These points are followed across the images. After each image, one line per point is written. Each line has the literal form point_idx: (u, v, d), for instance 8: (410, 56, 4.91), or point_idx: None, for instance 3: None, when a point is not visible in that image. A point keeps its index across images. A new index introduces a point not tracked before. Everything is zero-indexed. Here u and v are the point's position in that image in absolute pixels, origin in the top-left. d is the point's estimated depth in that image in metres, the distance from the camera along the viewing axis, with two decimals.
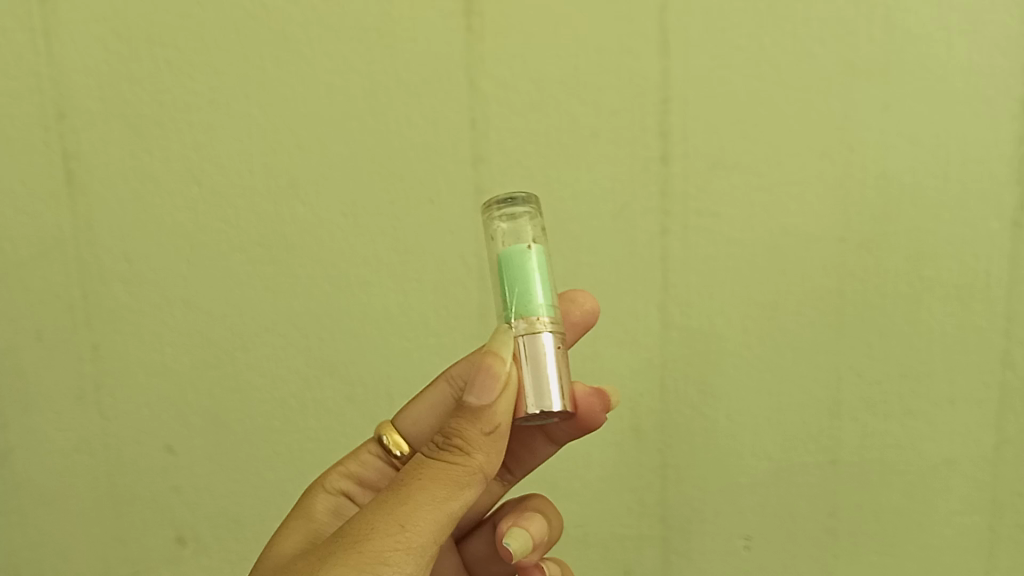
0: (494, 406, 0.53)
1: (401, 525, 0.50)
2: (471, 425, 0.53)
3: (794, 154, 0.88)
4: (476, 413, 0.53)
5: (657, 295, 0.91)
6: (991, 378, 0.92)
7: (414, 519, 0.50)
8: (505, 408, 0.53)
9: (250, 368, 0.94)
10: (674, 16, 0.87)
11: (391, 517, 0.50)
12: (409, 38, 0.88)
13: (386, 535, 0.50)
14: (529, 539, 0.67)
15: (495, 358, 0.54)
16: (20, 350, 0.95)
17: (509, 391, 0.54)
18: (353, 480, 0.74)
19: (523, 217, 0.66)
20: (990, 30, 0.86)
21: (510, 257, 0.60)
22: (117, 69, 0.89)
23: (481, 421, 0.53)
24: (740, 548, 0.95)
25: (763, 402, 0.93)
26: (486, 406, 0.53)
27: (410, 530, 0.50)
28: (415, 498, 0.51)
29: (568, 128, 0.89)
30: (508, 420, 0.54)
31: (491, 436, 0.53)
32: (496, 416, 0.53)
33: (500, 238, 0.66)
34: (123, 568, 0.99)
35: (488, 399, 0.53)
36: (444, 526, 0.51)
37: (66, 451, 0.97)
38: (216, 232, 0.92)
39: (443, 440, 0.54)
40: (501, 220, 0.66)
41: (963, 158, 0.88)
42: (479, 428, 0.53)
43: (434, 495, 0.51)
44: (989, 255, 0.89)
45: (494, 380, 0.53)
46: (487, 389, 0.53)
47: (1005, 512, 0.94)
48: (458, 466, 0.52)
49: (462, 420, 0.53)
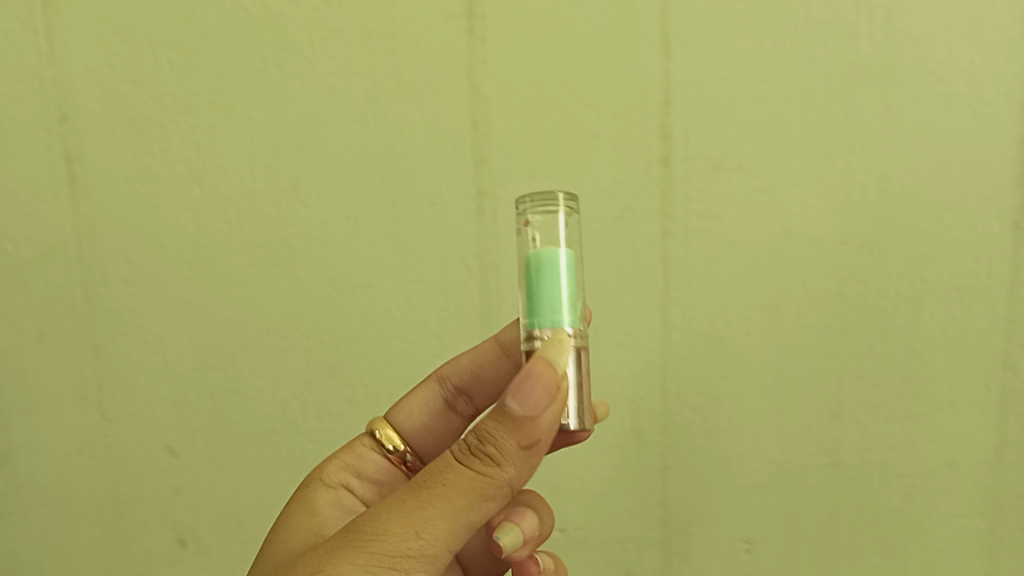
0: (537, 419, 0.51)
1: (417, 532, 0.49)
2: (509, 435, 0.51)
3: (796, 156, 0.88)
4: (517, 424, 0.51)
5: (658, 297, 0.91)
6: (991, 380, 0.92)
7: (431, 528, 0.49)
8: (548, 424, 0.51)
9: (251, 369, 0.94)
10: (675, 18, 0.87)
11: (407, 522, 0.49)
12: (410, 40, 0.88)
13: (399, 540, 0.49)
14: (519, 535, 0.66)
15: (546, 368, 0.51)
16: (22, 351, 0.95)
17: (555, 405, 0.51)
18: (352, 472, 0.74)
19: (558, 214, 0.62)
20: (991, 32, 0.86)
21: (548, 260, 0.59)
22: (120, 71, 0.90)
23: (521, 434, 0.51)
24: (740, 550, 0.95)
25: (764, 404, 0.93)
26: (529, 418, 0.50)
27: (425, 537, 0.49)
28: (436, 506, 0.50)
29: (569, 130, 0.89)
30: (547, 436, 0.52)
31: (526, 449, 0.51)
32: (536, 431, 0.51)
33: (531, 230, 0.63)
34: (124, 569, 0.99)
35: (532, 411, 0.50)
36: (460, 536, 0.51)
37: (68, 452, 0.97)
38: (217, 233, 0.92)
39: (476, 445, 0.51)
40: (536, 213, 0.63)
41: (965, 160, 0.88)
42: (517, 441, 0.51)
43: (456, 505, 0.50)
44: (990, 258, 0.89)
45: (542, 394, 0.50)
46: (531, 400, 0.50)
47: (1005, 514, 0.94)
48: (487, 478, 0.50)
49: (501, 428, 0.51)
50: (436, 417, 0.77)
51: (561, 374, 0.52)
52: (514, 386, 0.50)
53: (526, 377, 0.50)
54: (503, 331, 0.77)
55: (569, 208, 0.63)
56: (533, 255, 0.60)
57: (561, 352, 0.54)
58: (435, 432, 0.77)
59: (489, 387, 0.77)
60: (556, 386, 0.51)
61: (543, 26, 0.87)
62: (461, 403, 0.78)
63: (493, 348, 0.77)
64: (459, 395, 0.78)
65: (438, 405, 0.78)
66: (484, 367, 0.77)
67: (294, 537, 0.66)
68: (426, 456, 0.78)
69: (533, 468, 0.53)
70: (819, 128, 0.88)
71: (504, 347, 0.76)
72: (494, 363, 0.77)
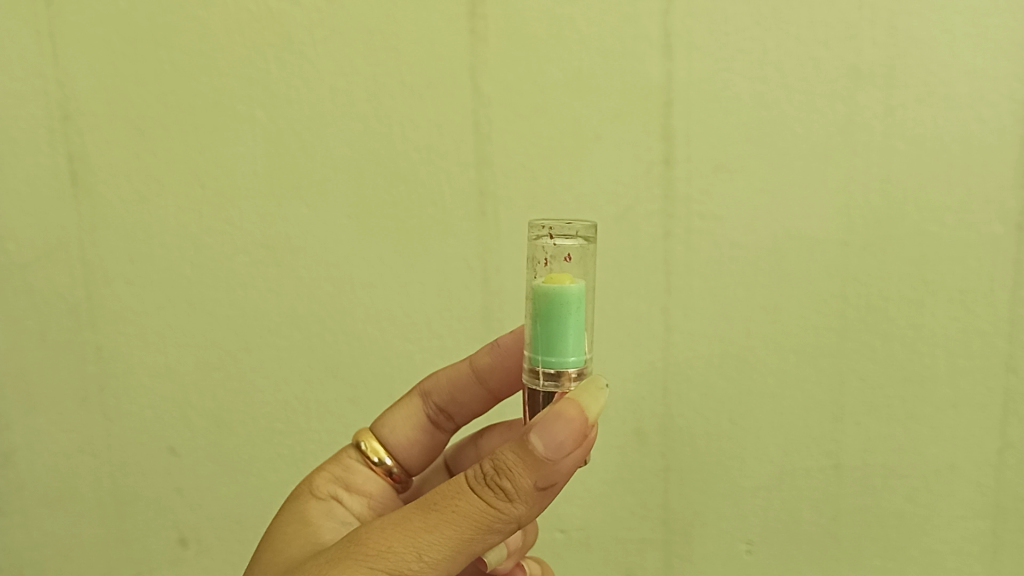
0: (559, 462, 0.50)
1: (419, 554, 0.49)
2: (527, 473, 0.50)
3: (798, 158, 0.88)
4: (538, 463, 0.50)
5: (660, 298, 0.91)
6: (994, 383, 0.92)
7: (433, 552, 0.49)
8: (568, 469, 0.50)
9: (253, 369, 0.94)
10: (677, 19, 0.86)
11: (411, 543, 0.49)
12: (412, 41, 0.88)
13: (401, 560, 0.49)
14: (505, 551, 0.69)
15: (578, 413, 0.50)
16: (24, 350, 0.95)
17: (578, 451, 0.51)
18: (340, 484, 0.74)
19: (575, 249, 0.61)
20: (995, 34, 0.86)
21: (562, 302, 0.57)
22: (123, 71, 0.90)
23: (539, 473, 0.50)
24: (742, 551, 0.95)
25: (766, 405, 0.93)
26: (551, 461, 0.50)
27: (426, 560, 0.49)
28: (440, 530, 0.49)
29: (571, 130, 0.89)
30: (564, 479, 0.51)
31: (540, 489, 0.51)
32: (555, 473, 0.50)
33: (547, 259, 0.61)
34: (126, 568, 0.99)
35: (556, 455, 0.49)
36: (460, 562, 0.50)
37: (69, 452, 0.97)
38: (220, 233, 0.92)
39: (491, 475, 0.50)
40: (553, 245, 0.61)
41: (967, 162, 0.88)
42: (534, 480, 0.50)
43: (461, 533, 0.50)
44: (992, 259, 0.89)
45: (571, 440, 0.49)
46: (558, 445, 0.49)
47: (1008, 517, 0.93)
48: (497, 512, 0.50)
49: (520, 463, 0.50)
50: (419, 434, 0.77)
51: (590, 422, 0.51)
52: (543, 426, 0.50)
53: (556, 418, 0.49)
54: (477, 355, 0.77)
55: (587, 239, 0.62)
56: (546, 291, 0.58)
57: (595, 400, 0.53)
58: (420, 448, 0.78)
59: (467, 409, 0.77)
60: (584, 433, 0.50)
61: (545, 28, 0.87)
62: (443, 420, 0.78)
63: (467, 373, 0.76)
64: (441, 413, 0.78)
65: (422, 422, 0.78)
66: (461, 390, 0.77)
67: (290, 543, 0.65)
68: (413, 470, 0.79)
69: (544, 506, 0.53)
70: (820, 131, 0.88)
71: (479, 372, 0.76)
72: (469, 388, 0.76)
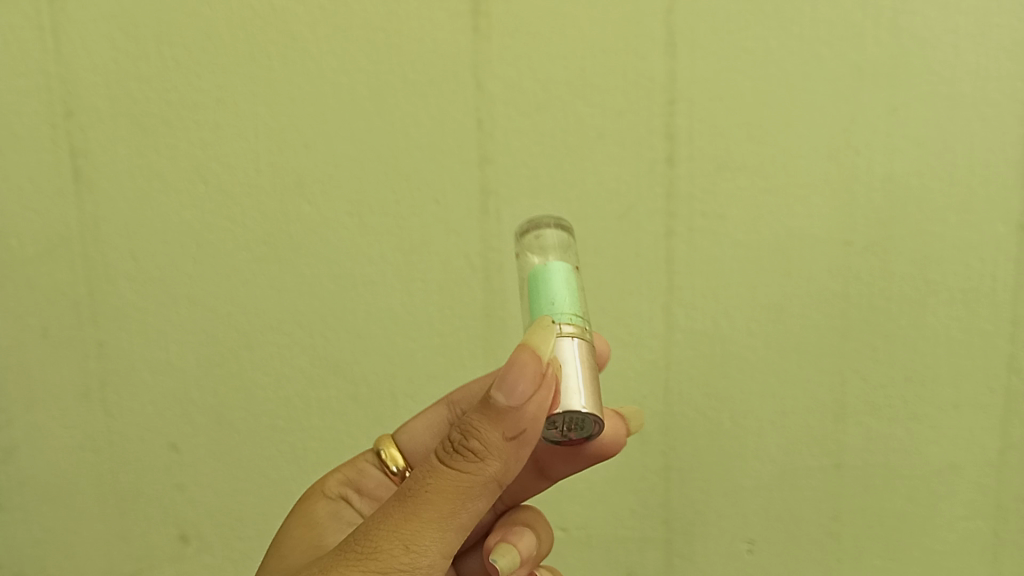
0: (522, 408, 0.49)
1: (406, 545, 0.49)
2: (493, 427, 0.50)
3: (801, 156, 0.88)
4: (501, 414, 0.49)
5: (662, 296, 0.91)
6: (996, 383, 0.91)
7: (420, 539, 0.49)
8: (534, 413, 0.49)
9: (254, 366, 0.95)
10: (680, 17, 0.86)
11: (395, 536, 0.49)
12: (415, 39, 0.88)
13: (391, 557, 0.49)
14: (518, 558, 0.60)
15: (530, 355, 0.49)
16: (27, 347, 0.95)
17: (541, 392, 0.50)
18: (352, 487, 0.74)
19: (553, 235, 0.66)
20: (997, 34, 0.85)
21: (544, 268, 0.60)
22: (126, 68, 0.90)
23: (505, 424, 0.49)
24: (743, 551, 0.96)
25: (768, 404, 0.93)
26: (514, 408, 0.49)
27: (415, 549, 0.49)
28: (422, 513, 0.49)
29: (573, 128, 0.88)
30: (535, 425, 0.50)
31: (511, 440, 0.50)
32: (522, 420, 0.49)
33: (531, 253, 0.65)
34: (127, 565, 1.00)
35: (517, 401, 0.49)
36: (454, 541, 0.50)
37: (72, 448, 0.97)
38: (222, 230, 0.92)
39: (460, 442, 0.50)
40: (532, 239, 0.66)
41: (970, 162, 0.88)
42: (502, 433, 0.49)
43: (443, 510, 0.49)
44: (994, 259, 0.89)
45: (527, 383, 0.48)
46: (516, 390, 0.48)
47: (1009, 517, 0.94)
48: (473, 475, 0.49)
49: (484, 420, 0.50)
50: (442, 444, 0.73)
51: (545, 361, 0.50)
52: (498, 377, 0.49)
53: (509, 365, 0.49)
54: None
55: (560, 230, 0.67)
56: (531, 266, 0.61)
57: (547, 339, 0.52)
58: None
59: None
60: (542, 372, 0.50)
61: (549, 25, 0.87)
62: None
63: None
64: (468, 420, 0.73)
65: (443, 430, 0.72)
66: None
67: None
68: None
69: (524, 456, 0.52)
70: (823, 130, 0.87)
71: None
72: None
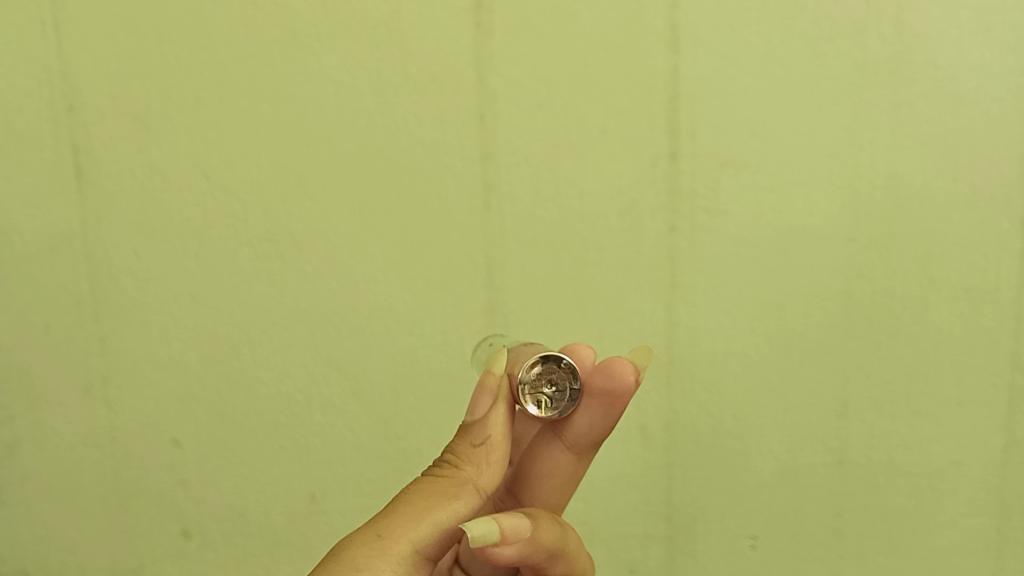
0: (484, 416, 0.58)
1: (378, 533, 0.53)
2: (463, 440, 0.58)
3: (803, 153, 0.88)
4: (469, 427, 0.58)
5: (664, 294, 0.91)
6: (999, 380, 0.91)
7: (395, 528, 0.53)
8: (497, 419, 0.58)
9: (256, 364, 0.95)
10: (683, 13, 0.86)
11: (372, 529, 0.53)
12: (417, 36, 0.87)
13: (364, 543, 0.52)
14: (494, 527, 0.53)
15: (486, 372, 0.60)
16: (28, 344, 0.96)
17: (502, 404, 0.58)
18: None
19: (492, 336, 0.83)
20: (1000, 30, 0.85)
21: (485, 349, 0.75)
22: (127, 65, 0.89)
23: (472, 434, 0.58)
24: (746, 548, 0.96)
25: (769, 402, 0.93)
26: (479, 418, 0.58)
27: (386, 535, 0.53)
28: (399, 509, 0.55)
29: (575, 126, 0.88)
30: (500, 433, 0.58)
31: (478, 446, 0.58)
32: (486, 428, 0.58)
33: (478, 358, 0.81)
34: (131, 561, 1.00)
35: (480, 412, 0.58)
36: (428, 535, 0.53)
37: (74, 445, 0.98)
38: (224, 228, 0.92)
39: (439, 462, 0.59)
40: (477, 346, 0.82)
41: (973, 159, 0.87)
42: (469, 441, 0.58)
43: (418, 503, 0.54)
44: (997, 256, 0.89)
45: (485, 393, 0.58)
46: (477, 401, 0.58)
47: (1012, 514, 0.94)
48: (448, 480, 0.56)
49: (458, 439, 0.59)
50: None
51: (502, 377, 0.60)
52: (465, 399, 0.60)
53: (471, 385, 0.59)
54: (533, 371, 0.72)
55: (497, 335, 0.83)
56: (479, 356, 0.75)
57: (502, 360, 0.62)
58: None
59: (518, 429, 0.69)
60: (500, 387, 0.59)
61: (550, 22, 0.86)
62: None
63: None
64: None
65: None
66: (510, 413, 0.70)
67: None
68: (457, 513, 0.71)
69: (500, 471, 0.58)
70: (825, 126, 0.87)
71: None
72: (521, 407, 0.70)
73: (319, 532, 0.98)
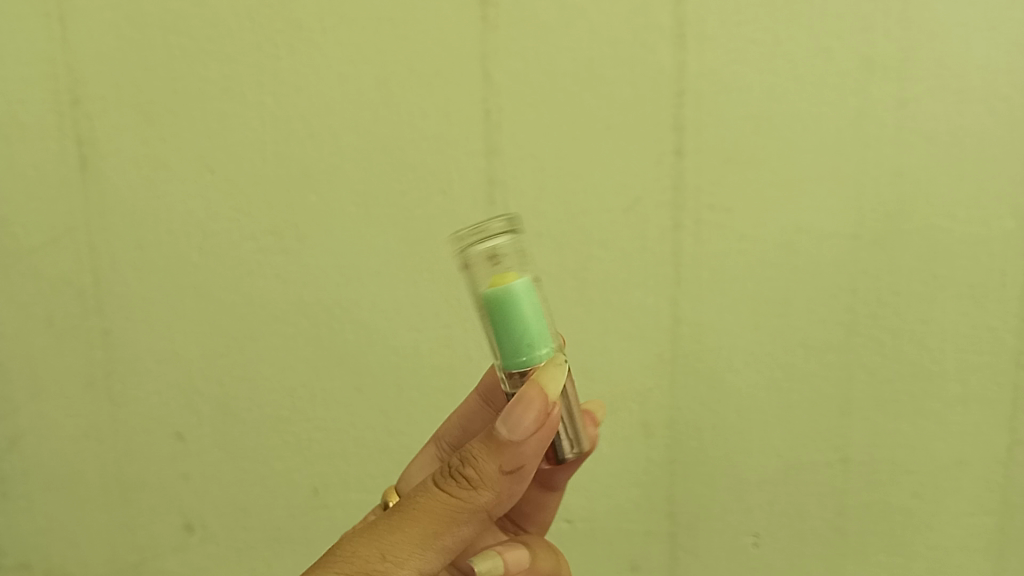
0: (520, 445, 0.52)
1: (383, 555, 0.51)
2: (490, 459, 0.53)
3: (809, 150, 0.87)
4: (500, 448, 0.53)
5: (668, 290, 0.91)
6: (1004, 379, 0.91)
7: (399, 552, 0.51)
8: (532, 450, 0.53)
9: (259, 357, 0.94)
10: (688, 8, 0.85)
11: (377, 546, 0.52)
12: (421, 29, 0.87)
13: (366, 562, 0.51)
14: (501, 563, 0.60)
15: (537, 394, 0.52)
16: (32, 335, 0.96)
17: (541, 434, 0.52)
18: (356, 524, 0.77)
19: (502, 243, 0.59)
20: (1008, 27, 0.84)
21: (499, 303, 0.56)
22: (131, 56, 0.89)
23: (502, 457, 0.53)
24: (748, 545, 0.96)
25: (773, 399, 0.92)
26: (514, 442, 0.52)
27: (389, 560, 0.51)
28: (406, 529, 0.52)
29: (580, 120, 0.88)
30: (532, 461, 0.53)
31: (506, 473, 0.53)
32: (519, 456, 0.53)
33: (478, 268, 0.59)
34: (133, 554, 1.01)
35: (518, 438, 0.52)
36: (431, 559, 0.52)
37: (77, 437, 0.98)
38: (228, 221, 0.92)
39: (458, 470, 0.54)
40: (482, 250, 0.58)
41: (979, 157, 0.86)
42: (497, 464, 0.53)
43: (426, 528, 0.52)
44: (1003, 255, 0.88)
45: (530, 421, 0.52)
46: (520, 425, 0.52)
47: (1016, 514, 0.93)
48: (462, 502, 0.53)
49: (484, 451, 0.53)
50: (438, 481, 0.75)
51: (552, 402, 0.53)
52: (507, 412, 0.52)
53: (516, 403, 0.51)
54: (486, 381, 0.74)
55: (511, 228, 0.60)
56: (491, 301, 0.56)
57: (558, 379, 0.54)
58: None
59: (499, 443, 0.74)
60: (544, 414, 0.52)
61: (555, 16, 0.86)
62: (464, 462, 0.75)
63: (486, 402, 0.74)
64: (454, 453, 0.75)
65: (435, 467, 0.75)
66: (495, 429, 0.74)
67: None
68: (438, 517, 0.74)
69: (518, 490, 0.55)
70: (831, 123, 0.87)
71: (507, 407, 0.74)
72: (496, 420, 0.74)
73: (320, 526, 0.98)
